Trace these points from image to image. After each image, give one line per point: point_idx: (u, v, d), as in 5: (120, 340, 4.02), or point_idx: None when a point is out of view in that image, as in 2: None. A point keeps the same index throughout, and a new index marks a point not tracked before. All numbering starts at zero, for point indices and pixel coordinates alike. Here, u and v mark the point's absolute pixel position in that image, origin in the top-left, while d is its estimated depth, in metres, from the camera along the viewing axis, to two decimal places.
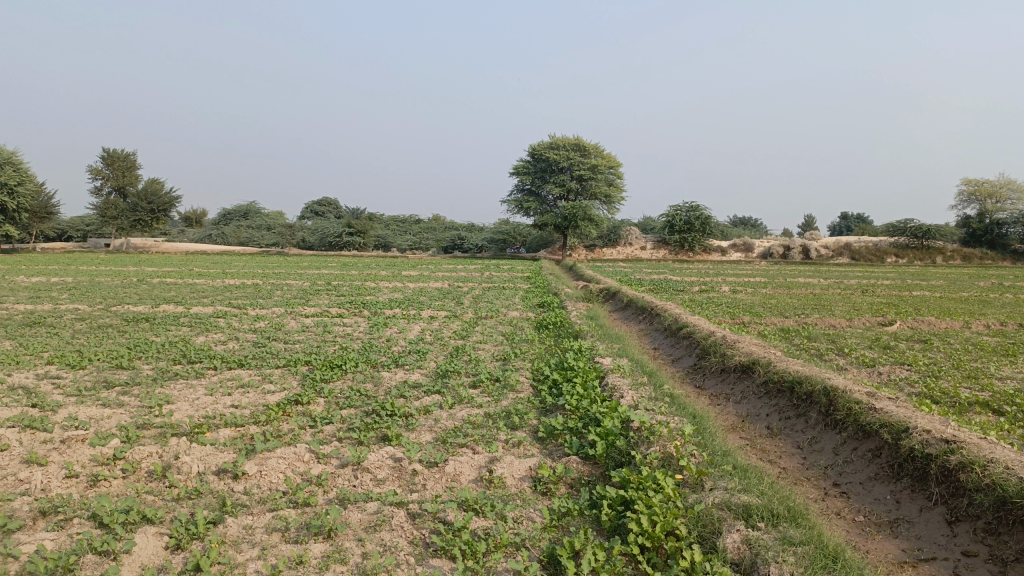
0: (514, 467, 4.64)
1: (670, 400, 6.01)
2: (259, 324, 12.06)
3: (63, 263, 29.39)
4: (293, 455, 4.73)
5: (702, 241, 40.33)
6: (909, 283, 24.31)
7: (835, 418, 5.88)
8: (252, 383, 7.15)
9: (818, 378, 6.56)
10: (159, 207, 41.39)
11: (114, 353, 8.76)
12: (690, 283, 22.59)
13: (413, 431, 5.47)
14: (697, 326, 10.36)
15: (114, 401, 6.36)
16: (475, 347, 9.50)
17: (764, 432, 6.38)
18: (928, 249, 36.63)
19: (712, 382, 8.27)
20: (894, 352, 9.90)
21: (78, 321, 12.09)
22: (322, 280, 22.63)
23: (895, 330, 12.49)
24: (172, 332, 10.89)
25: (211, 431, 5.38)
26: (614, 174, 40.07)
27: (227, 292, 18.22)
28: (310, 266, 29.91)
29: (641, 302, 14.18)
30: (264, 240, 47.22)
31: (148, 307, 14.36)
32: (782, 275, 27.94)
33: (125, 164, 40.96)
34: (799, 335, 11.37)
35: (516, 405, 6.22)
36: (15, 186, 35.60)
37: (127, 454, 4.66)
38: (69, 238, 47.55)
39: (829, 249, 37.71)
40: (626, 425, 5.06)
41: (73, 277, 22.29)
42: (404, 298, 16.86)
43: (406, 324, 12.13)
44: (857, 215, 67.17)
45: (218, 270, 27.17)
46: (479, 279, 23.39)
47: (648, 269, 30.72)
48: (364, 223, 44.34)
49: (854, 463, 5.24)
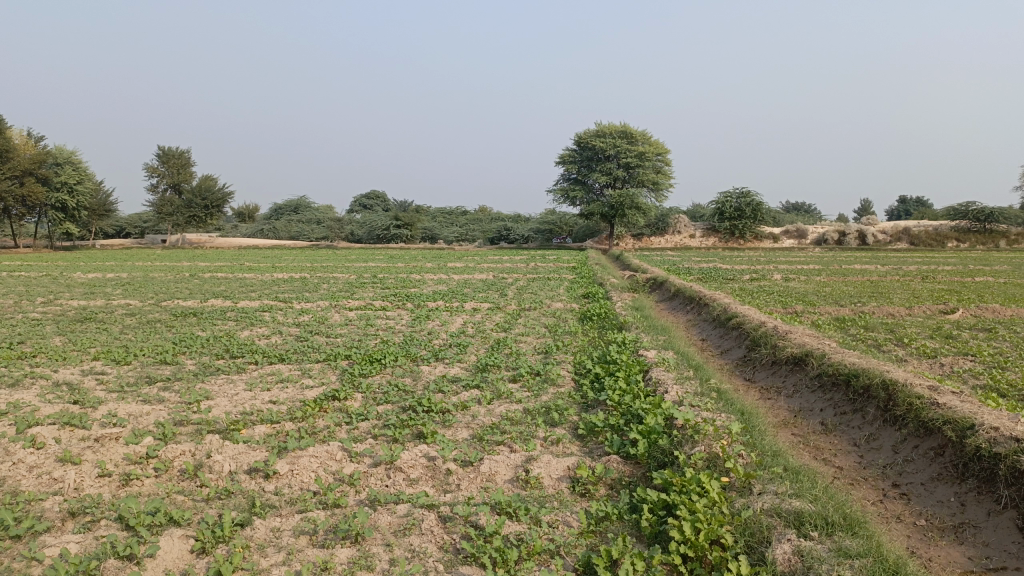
0: (552, 466, 4.46)
1: (718, 396, 5.75)
2: (303, 317, 12.08)
3: (120, 259, 30.12)
4: (326, 453, 4.63)
5: (753, 228, 39.47)
6: (972, 268, 23.33)
7: (894, 414, 5.55)
8: (291, 378, 7.10)
9: (876, 371, 6.21)
10: (212, 203, 42.23)
11: (159, 348, 8.83)
12: (740, 271, 22.06)
13: (449, 428, 5.33)
14: (747, 316, 10.01)
15: (154, 397, 6.37)
16: (517, 339, 9.32)
17: (818, 428, 6.08)
18: (991, 233, 35.20)
19: (763, 374, 7.97)
20: (956, 342, 9.42)
21: (127, 316, 12.28)
22: (368, 273, 22.70)
23: (957, 318, 11.91)
24: (218, 326, 10.97)
25: (247, 428, 5.33)
26: (661, 161, 39.41)
27: (274, 286, 18.39)
28: (357, 259, 30.10)
29: (689, 292, 13.83)
30: (313, 234, 47.82)
31: (196, 302, 14.55)
32: (836, 261, 27.11)
33: (179, 162, 41.86)
34: (855, 325, 10.92)
35: (556, 401, 6.03)
36: (74, 184, 36.62)
37: (160, 453, 4.62)
38: (127, 234, 48.87)
39: (886, 234, 36.53)
40: (670, 422, 4.84)
41: (127, 273, 22.77)
42: (448, 289, 16.79)
43: (448, 316, 12.02)
44: (915, 200, 65.06)
45: (269, 263, 27.54)
46: (524, 270, 23.24)
47: (696, 257, 30.15)
48: (411, 216, 44.57)
49: (915, 462, 4.92)
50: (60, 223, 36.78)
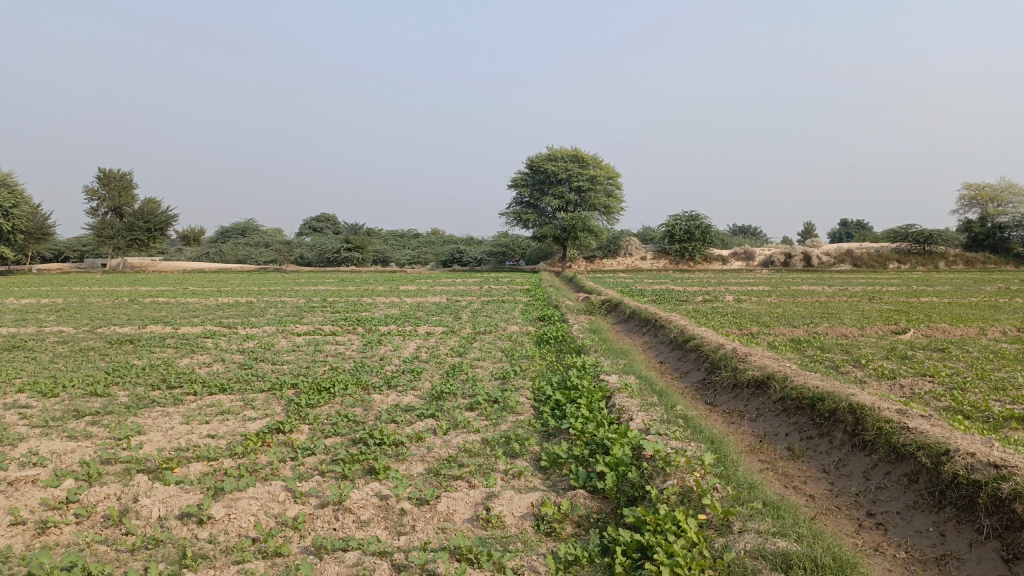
0: (514, 503, 4.15)
1: (684, 423, 5.52)
2: (248, 344, 11.54)
3: (56, 284, 28.87)
4: (267, 494, 4.24)
5: (703, 250, 39.91)
6: (915, 288, 23.83)
7: (864, 439, 5.39)
8: (232, 409, 6.65)
9: (842, 394, 6.06)
10: (156, 226, 40.98)
11: (90, 379, 8.25)
12: (692, 293, 22.10)
13: (403, 463, 4.98)
14: (705, 338, 9.89)
15: (80, 433, 5.85)
16: (473, 365, 9.00)
17: (785, 454, 5.89)
18: (930, 254, 36.16)
19: (724, 398, 7.79)
20: (912, 362, 9.40)
21: (59, 344, 11.57)
22: (318, 296, 22.13)
23: (909, 338, 11.99)
24: (155, 354, 10.39)
25: (181, 466, 4.89)
26: (613, 184, 39.65)
27: (219, 311, 17.71)
28: (306, 283, 29.42)
29: (644, 314, 13.70)
30: (261, 257, 46.76)
31: (134, 328, 13.86)
32: (786, 282, 27.48)
33: (122, 184, 40.62)
34: (811, 346, 10.88)
35: (516, 430, 5.73)
36: (9, 207, 35.15)
37: (81, 497, 4.17)
38: (65, 259, 47.10)
39: (831, 256, 37.26)
40: (637, 454, 4.57)
41: (62, 299, 21.73)
42: (400, 313, 16.39)
43: (401, 341, 11.63)
44: (857, 223, 67.01)
45: (214, 288, 26.70)
46: (478, 293, 22.91)
47: (649, 279, 30.24)
48: (362, 239, 43.96)
49: (889, 490, 4.74)
50: None
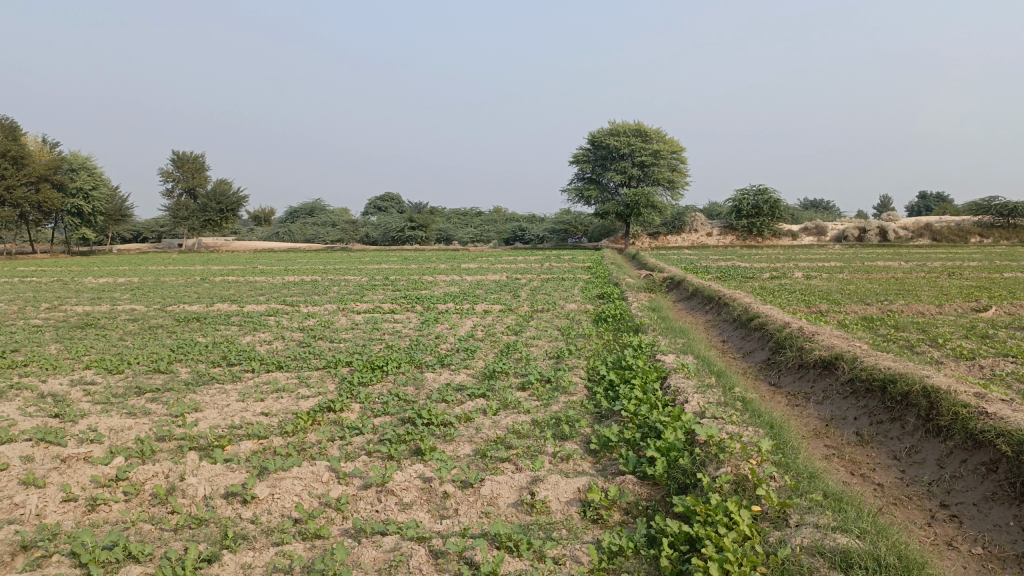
0: (560, 488, 4.00)
1: (743, 406, 5.28)
2: (308, 322, 11.69)
3: (133, 264, 29.95)
4: (311, 474, 4.21)
5: (771, 225, 38.80)
6: (999, 263, 22.62)
7: (938, 424, 5.06)
8: (287, 387, 6.70)
9: (916, 376, 5.71)
10: (228, 206, 42.02)
11: (154, 356, 8.46)
12: (760, 270, 21.48)
13: (450, 443, 4.90)
14: (769, 316, 9.52)
15: (138, 410, 5.97)
16: (527, 344, 8.87)
17: (853, 439, 5.59)
18: (1015, 228, 34.28)
19: (789, 379, 7.47)
20: (994, 342, 8.86)
21: (130, 322, 11.92)
22: (381, 275, 22.34)
23: (990, 316, 11.32)
24: (219, 332, 10.60)
25: (231, 444, 4.92)
26: (677, 159, 38.79)
27: (283, 290, 18.04)
28: (370, 261, 29.78)
29: (707, 291, 13.30)
30: (329, 237, 47.53)
31: (201, 307, 14.22)
32: (860, 258, 26.48)
33: (194, 166, 41.72)
34: (884, 325, 10.36)
35: (567, 411, 5.59)
36: (90, 190, 36.51)
37: (131, 474, 4.22)
38: (144, 239, 48.82)
39: (907, 230, 35.70)
40: (691, 438, 4.37)
41: (138, 277, 22.49)
42: (460, 291, 16.37)
43: (458, 319, 11.58)
44: (936, 195, 64.14)
45: (282, 267, 27.26)
46: (539, 271, 22.76)
47: (715, 256, 29.53)
48: (426, 217, 44.23)
49: (965, 479, 4.43)
50: (76, 229, 36.72)
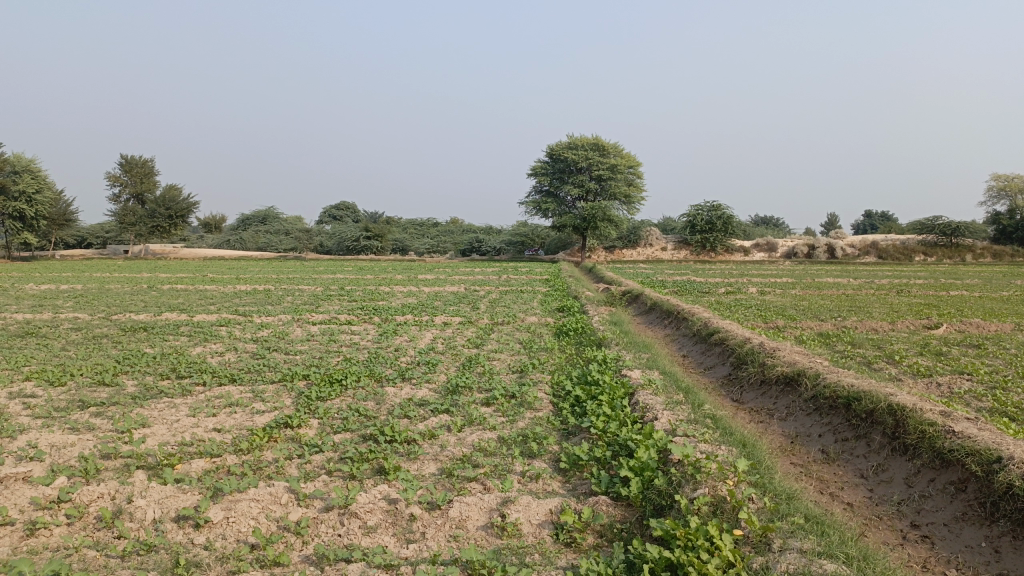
0: (531, 510, 3.86)
1: (713, 424, 5.21)
2: (262, 333, 11.35)
3: (76, 270, 28.94)
4: (269, 496, 3.99)
5: (724, 241, 39.39)
6: (943, 282, 23.24)
7: (904, 442, 5.06)
8: (241, 402, 6.43)
9: (880, 393, 5.71)
10: (177, 213, 41.03)
11: (98, 368, 8.07)
12: (715, 285, 21.68)
13: (414, 462, 4.73)
14: (730, 331, 9.54)
15: (81, 425, 5.64)
16: (489, 357, 8.71)
17: (819, 457, 5.56)
18: (957, 247, 35.36)
19: (752, 395, 7.46)
20: (948, 359, 9.01)
21: (73, 332, 11.42)
22: (336, 285, 21.97)
23: (941, 333, 11.55)
24: (168, 343, 10.20)
25: (182, 463, 4.67)
26: (633, 174, 39.11)
27: (235, 299, 17.54)
28: (325, 271, 29.30)
29: (666, 305, 13.33)
30: (282, 245, 46.73)
31: (149, 315, 13.74)
32: (811, 274, 26.98)
33: (144, 171, 40.68)
34: (840, 341, 10.49)
35: (533, 428, 5.46)
36: (32, 194, 35.31)
37: (74, 496, 3.94)
38: (88, 245, 47.37)
39: (855, 248, 36.58)
40: (664, 457, 4.27)
41: (82, 285, 21.69)
42: (418, 302, 16.15)
43: (417, 331, 11.36)
44: (881, 215, 65.95)
45: (233, 275, 26.65)
46: (496, 282, 22.65)
47: (670, 270, 29.80)
48: (382, 227, 43.81)
49: (934, 499, 4.43)
50: (17, 233, 35.43)
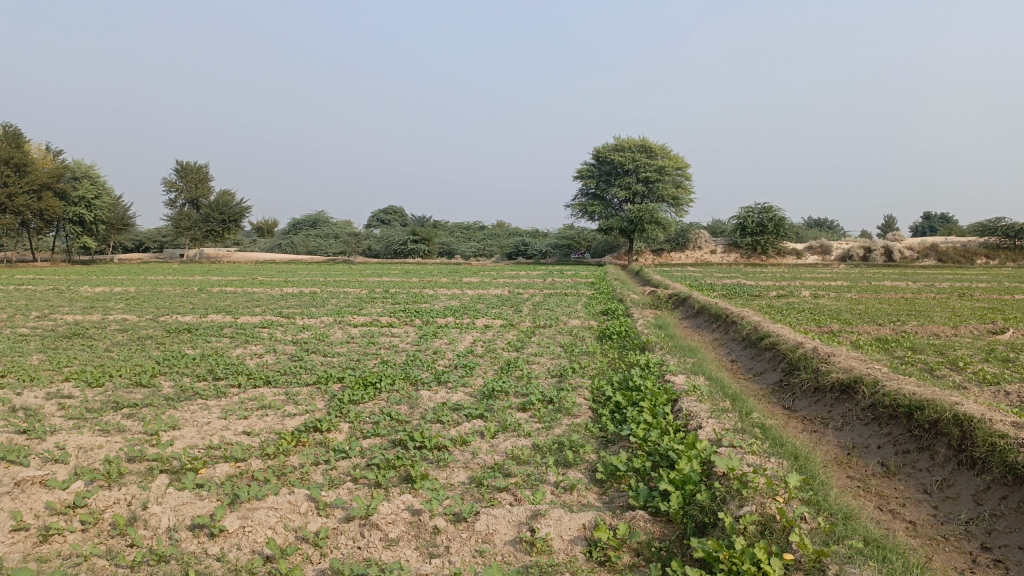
0: (563, 524, 3.60)
1: (762, 434, 4.88)
2: (303, 335, 11.28)
3: (132, 273, 29.58)
4: (287, 504, 3.81)
5: (775, 244, 38.48)
6: (1008, 285, 22.24)
7: (972, 456, 4.66)
8: (273, 404, 6.30)
9: (945, 402, 5.31)
10: (230, 217, 41.75)
11: (138, 369, 8.06)
12: (767, 288, 21.11)
13: (444, 470, 4.52)
14: (781, 335, 9.14)
15: (111, 426, 5.58)
16: (529, 361, 8.46)
17: (878, 470, 5.18)
18: (1022, 250, 33.93)
19: (804, 403, 7.07)
20: (1016, 366, 8.47)
21: (119, 333, 11.53)
22: (380, 288, 21.97)
23: (1008, 339, 10.91)
24: (209, 344, 10.21)
25: (206, 467, 4.54)
26: (682, 175, 38.46)
27: (280, 301, 17.63)
28: (371, 274, 29.41)
29: (714, 309, 12.93)
30: (331, 249, 47.23)
31: (194, 317, 13.84)
32: (866, 278, 26.09)
33: (198, 176, 41.53)
34: (900, 346, 9.98)
35: (570, 435, 5.20)
36: (92, 199, 36.29)
37: (90, 501, 3.83)
38: (146, 249, 48.59)
39: (912, 251, 35.34)
40: (708, 470, 3.99)
41: (135, 287, 22.12)
42: (460, 305, 16.01)
43: (457, 334, 11.18)
44: (940, 217, 63.81)
45: (281, 278, 26.91)
46: (541, 286, 22.39)
47: (720, 273, 29.15)
48: (428, 230, 43.95)
49: (1007, 519, 4.04)
50: (77, 237, 36.43)
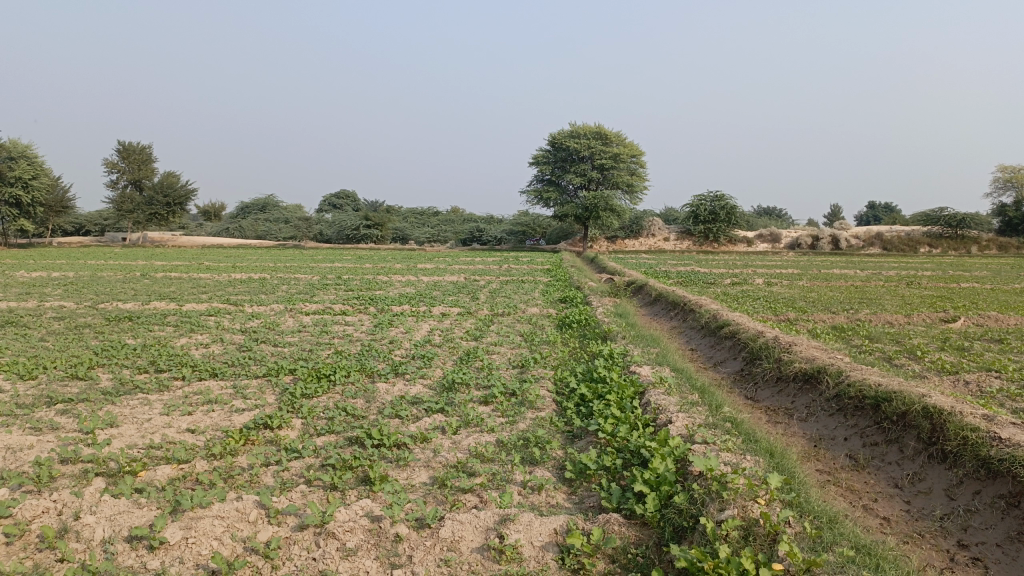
0: (534, 529, 3.38)
1: (734, 429, 4.75)
2: (252, 323, 10.86)
3: (71, 257, 28.39)
4: (235, 512, 3.51)
5: (727, 231, 38.88)
6: (951, 274, 22.77)
7: (943, 449, 4.59)
8: (220, 399, 5.95)
9: (913, 394, 5.24)
10: (175, 200, 40.49)
11: (74, 360, 7.59)
12: (720, 275, 21.21)
13: (404, 470, 4.27)
14: (741, 324, 9.08)
15: (43, 424, 5.19)
16: (489, 351, 8.24)
17: (847, 463, 5.10)
18: (963, 238, 34.86)
19: (767, 392, 6.99)
20: (972, 355, 8.53)
21: (55, 321, 10.92)
22: (333, 274, 21.45)
23: (960, 327, 11.07)
24: (151, 333, 9.72)
25: (146, 470, 4.20)
26: (636, 163, 38.61)
27: (229, 288, 17.02)
28: (323, 259, 28.83)
29: (672, 296, 12.90)
30: (281, 234, 46.19)
31: (137, 304, 13.25)
32: (816, 265, 26.49)
33: (141, 157, 40.14)
34: (857, 335, 10.02)
35: (535, 430, 5.00)
36: (29, 180, 34.77)
37: (14, 512, 3.47)
38: (87, 232, 46.86)
39: (859, 239, 36.04)
40: (683, 469, 3.82)
41: (75, 272, 21.20)
42: (415, 292, 15.68)
43: (413, 322, 10.88)
44: (884, 206, 65.36)
45: (229, 263, 26.14)
46: (497, 272, 22.19)
47: (673, 260, 29.32)
48: (381, 215, 43.26)
49: (982, 515, 3.96)
50: (14, 220, 34.89)
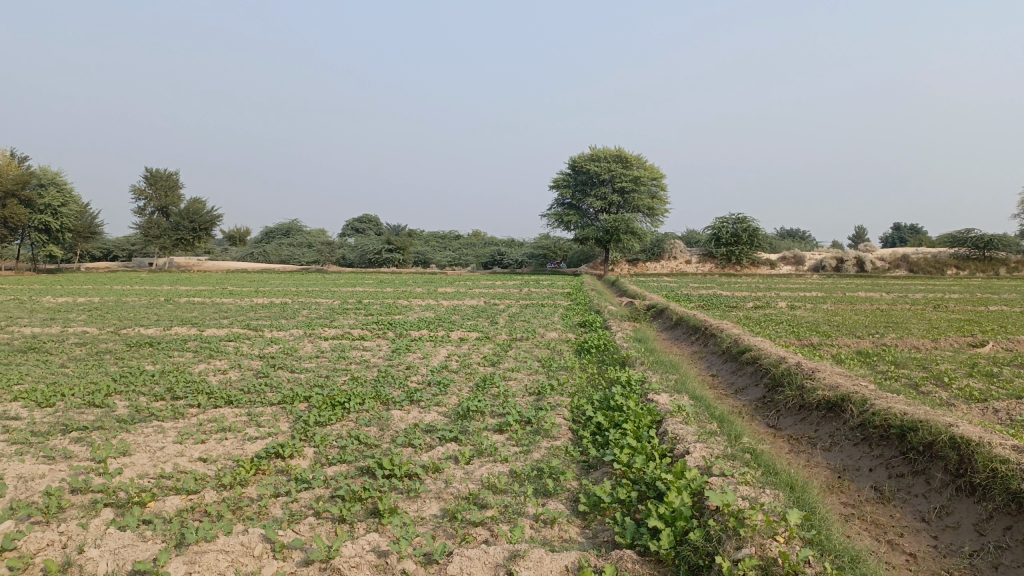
0: (544, 566, 3.28)
1: (753, 460, 4.62)
2: (271, 349, 10.87)
3: (97, 283, 28.73)
4: (240, 546, 3.45)
5: (750, 254, 38.58)
6: (979, 296, 22.34)
7: (971, 481, 4.43)
8: (234, 427, 5.91)
9: (940, 423, 5.07)
10: (200, 225, 41.00)
11: (92, 387, 7.61)
12: (743, 298, 20.98)
13: (414, 501, 4.19)
14: (763, 349, 8.92)
15: (57, 452, 5.18)
16: (505, 377, 8.16)
17: (872, 496, 4.94)
18: (991, 260, 34.30)
19: (789, 420, 6.83)
20: (1001, 381, 8.31)
21: (77, 347, 11.00)
22: (354, 298, 21.51)
23: (989, 352, 10.80)
24: (170, 359, 9.75)
25: (155, 500, 4.16)
26: (656, 186, 38.52)
27: (250, 313, 17.09)
28: (345, 283, 28.96)
29: (693, 320, 12.75)
30: (304, 258, 46.53)
31: (158, 330, 13.32)
32: (840, 288, 26.19)
33: (168, 184, 40.74)
34: (882, 360, 9.81)
35: (549, 461, 4.90)
36: (58, 207, 35.39)
37: (19, 544, 3.44)
38: (114, 257, 47.53)
39: (884, 261, 35.57)
40: (700, 503, 3.70)
41: (100, 298, 21.44)
42: (434, 316, 15.65)
43: (431, 348, 10.83)
44: (910, 227, 64.60)
45: (251, 288, 26.31)
46: (518, 296, 22.12)
47: (694, 283, 29.10)
48: (403, 240, 43.46)
49: (1013, 552, 3.80)
50: (43, 245, 35.46)
